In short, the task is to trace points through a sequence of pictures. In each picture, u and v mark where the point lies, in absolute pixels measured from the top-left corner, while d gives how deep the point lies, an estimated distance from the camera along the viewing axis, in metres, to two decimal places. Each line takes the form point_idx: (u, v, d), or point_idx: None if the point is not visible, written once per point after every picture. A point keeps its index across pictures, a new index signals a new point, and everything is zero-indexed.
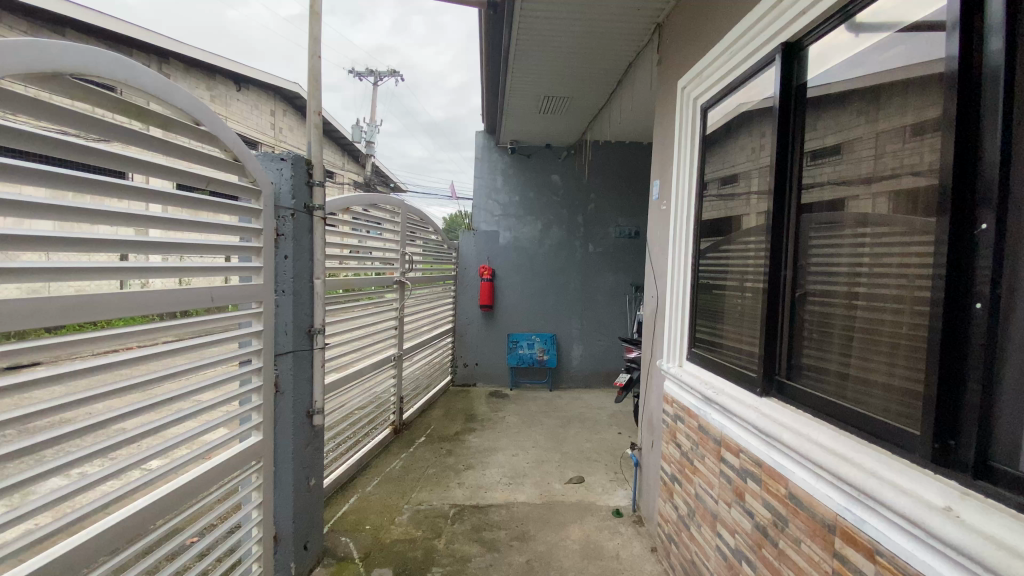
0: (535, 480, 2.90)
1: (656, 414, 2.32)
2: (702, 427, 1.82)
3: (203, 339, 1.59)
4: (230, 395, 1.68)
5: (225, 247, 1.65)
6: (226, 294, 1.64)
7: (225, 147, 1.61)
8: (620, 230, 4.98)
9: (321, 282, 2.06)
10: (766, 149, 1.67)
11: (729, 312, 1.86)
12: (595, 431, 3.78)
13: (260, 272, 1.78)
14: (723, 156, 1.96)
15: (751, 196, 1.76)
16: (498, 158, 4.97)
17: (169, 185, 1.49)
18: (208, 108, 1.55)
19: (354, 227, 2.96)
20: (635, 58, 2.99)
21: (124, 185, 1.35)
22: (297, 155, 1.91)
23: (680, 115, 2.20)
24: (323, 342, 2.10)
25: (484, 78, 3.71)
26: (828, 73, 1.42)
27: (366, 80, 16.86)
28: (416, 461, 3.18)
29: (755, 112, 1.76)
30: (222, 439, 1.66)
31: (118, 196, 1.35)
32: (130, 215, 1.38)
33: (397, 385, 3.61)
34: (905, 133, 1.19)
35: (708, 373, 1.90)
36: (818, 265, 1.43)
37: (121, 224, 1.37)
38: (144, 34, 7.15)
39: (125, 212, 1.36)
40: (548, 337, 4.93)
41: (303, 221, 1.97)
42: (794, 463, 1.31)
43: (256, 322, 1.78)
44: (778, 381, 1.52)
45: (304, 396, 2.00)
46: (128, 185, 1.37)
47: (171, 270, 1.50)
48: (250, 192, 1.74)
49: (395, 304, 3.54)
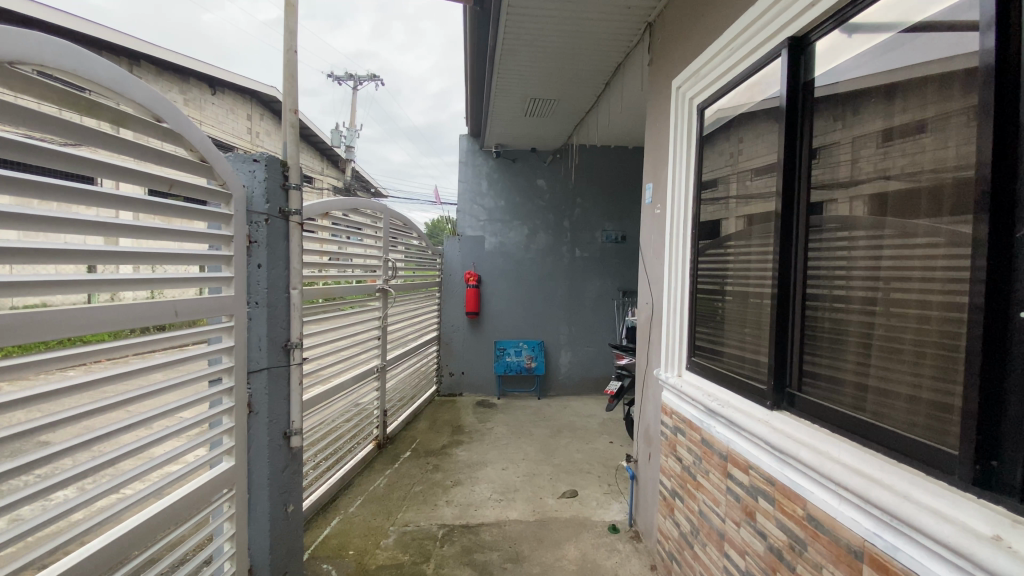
0: (527, 496, 2.78)
1: (653, 425, 2.24)
2: (705, 441, 1.73)
3: (171, 357, 1.45)
4: (202, 417, 1.53)
5: (194, 257, 1.51)
6: (192, 307, 1.48)
7: (189, 146, 1.45)
8: (606, 235, 4.92)
9: (298, 292, 1.89)
10: (770, 149, 1.59)
11: (732, 320, 1.78)
12: (586, 441, 3.68)
13: (231, 282, 1.63)
14: (723, 157, 1.89)
15: (753, 199, 1.69)
16: (482, 162, 4.87)
17: (139, 191, 1.35)
18: (170, 102, 1.40)
19: (334, 233, 2.83)
20: (624, 59, 2.92)
21: (92, 190, 1.21)
22: (271, 155, 1.77)
23: (676, 115, 2.12)
24: (301, 358, 1.94)
25: (468, 80, 3.60)
26: (832, 73, 1.36)
27: (345, 84, 16.64)
28: (402, 477, 3.03)
29: (755, 112, 1.68)
30: (192, 466, 1.51)
31: (83, 202, 1.22)
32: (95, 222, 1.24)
33: (380, 398, 3.47)
34: (877, 139, 1.25)
35: (709, 382, 1.82)
36: (832, 271, 1.35)
37: (81, 233, 1.23)
38: (113, 36, 6.89)
39: (84, 220, 1.21)
40: (535, 345, 4.82)
41: (278, 227, 1.81)
42: (813, 482, 1.23)
43: (226, 337, 1.64)
44: (789, 393, 1.43)
45: (282, 416, 1.84)
46: (91, 191, 1.22)
47: (140, 283, 1.35)
48: (221, 197, 1.59)
49: (378, 313, 3.40)
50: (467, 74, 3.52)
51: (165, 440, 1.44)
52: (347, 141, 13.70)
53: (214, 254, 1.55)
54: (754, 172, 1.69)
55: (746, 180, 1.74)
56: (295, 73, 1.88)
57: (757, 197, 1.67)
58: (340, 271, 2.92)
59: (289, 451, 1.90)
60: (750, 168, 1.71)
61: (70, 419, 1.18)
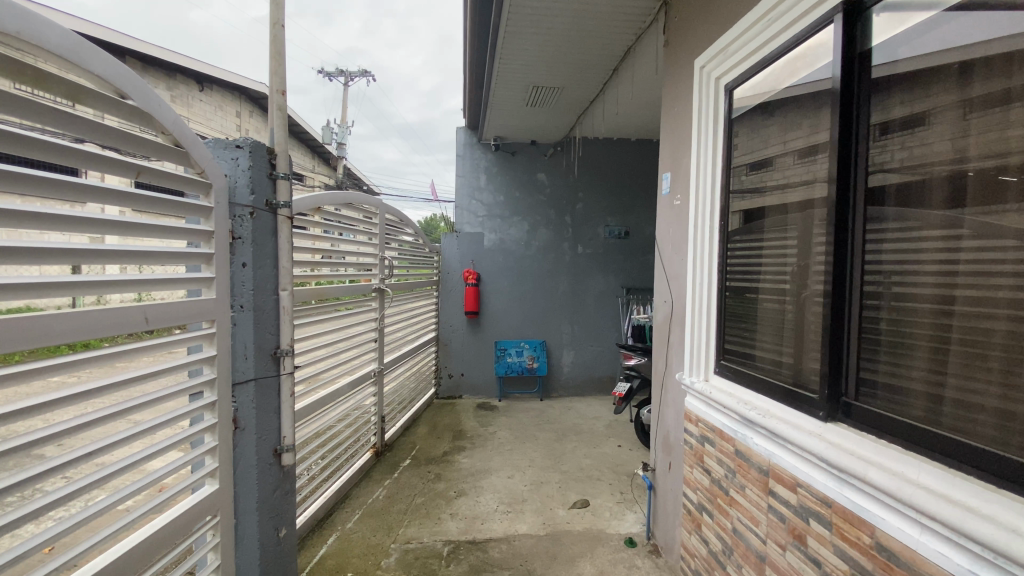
0: (536, 507, 2.63)
1: (675, 432, 2.08)
2: (740, 453, 1.58)
3: (142, 370, 1.27)
4: (181, 437, 1.35)
5: (173, 256, 1.30)
6: (163, 313, 1.28)
7: (161, 128, 1.25)
8: (609, 230, 4.76)
9: (287, 295, 1.67)
10: (823, 129, 1.40)
11: (768, 319, 1.64)
12: (594, 445, 3.53)
13: (212, 283, 1.43)
14: (757, 141, 1.71)
15: (792, 188, 1.55)
16: (480, 156, 4.69)
17: (126, 184, 1.20)
18: (138, 79, 1.20)
19: (326, 229, 2.65)
20: (635, 42, 2.75)
21: (80, 184, 1.08)
22: (256, 141, 1.55)
23: (699, 97, 1.94)
24: (292, 366, 1.73)
25: (467, 69, 3.41)
26: (892, 51, 1.21)
27: (336, 80, 16.32)
28: (402, 488, 2.86)
29: (797, 90, 1.52)
30: (173, 491, 1.34)
31: (68, 196, 1.08)
32: (84, 219, 1.11)
33: (378, 403, 3.28)
34: (920, 120, 1.16)
35: (741, 388, 1.67)
36: (897, 266, 1.19)
37: (71, 231, 1.09)
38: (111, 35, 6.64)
39: (69, 216, 1.06)
40: (537, 344, 4.66)
41: (265, 222, 1.60)
42: (886, 508, 1.08)
43: (208, 345, 1.45)
44: (845, 402, 1.27)
45: (272, 431, 1.64)
46: (73, 183, 1.07)
47: (134, 285, 1.22)
48: (200, 186, 1.39)
49: (375, 313, 3.22)
50: (466, 63, 3.35)
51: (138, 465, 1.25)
52: (338, 138, 13.45)
53: (195, 253, 1.35)
54: (768, 165, 1.66)
55: (740, 175, 1.77)
56: (282, 52, 1.69)
57: (803, 183, 1.50)
58: (336, 269, 2.74)
59: (281, 470, 1.70)
60: (766, 158, 1.67)
61: (26, 447, 0.99)
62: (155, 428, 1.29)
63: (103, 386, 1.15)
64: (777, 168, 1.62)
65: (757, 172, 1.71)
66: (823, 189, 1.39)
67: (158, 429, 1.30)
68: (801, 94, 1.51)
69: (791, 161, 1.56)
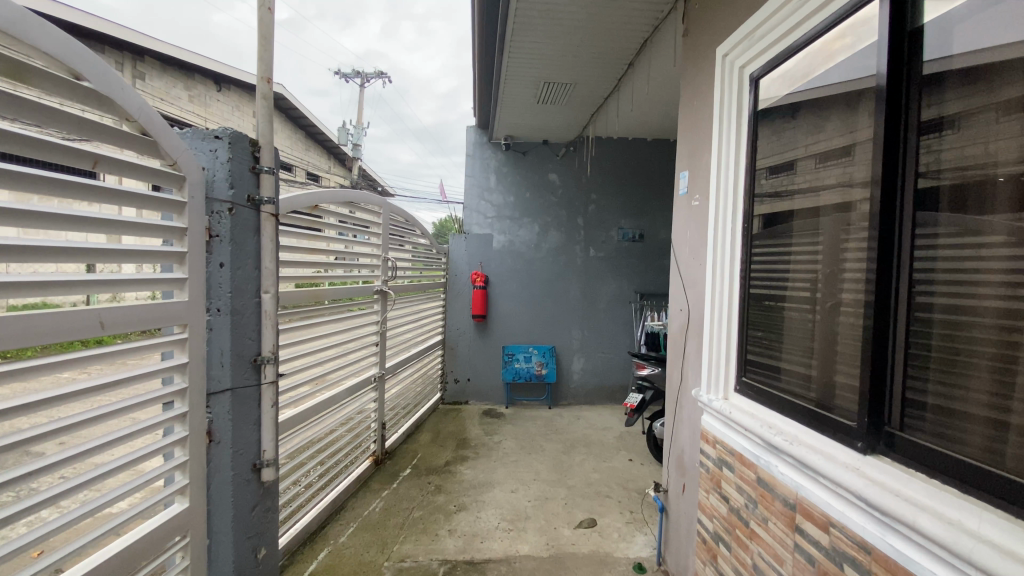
0: (540, 525, 2.47)
1: (690, 451, 1.92)
2: (762, 482, 1.41)
3: (101, 380, 1.14)
4: (148, 450, 1.24)
5: (154, 255, 1.23)
6: (122, 317, 1.15)
7: (123, 113, 1.15)
8: (622, 233, 4.60)
9: (269, 297, 1.57)
10: (866, 124, 1.23)
11: (798, 333, 1.47)
12: (603, 458, 3.37)
13: (185, 285, 1.32)
14: (789, 139, 1.54)
15: (825, 191, 1.39)
16: (490, 155, 4.57)
17: (143, 186, 1.22)
18: (88, 53, 1.08)
19: (341, 231, 2.69)
20: (652, 34, 2.60)
21: (98, 187, 1.09)
22: (238, 132, 1.44)
23: (721, 90, 1.77)
24: (275, 373, 1.61)
25: (476, 64, 3.30)
26: (944, 44, 1.04)
27: (352, 80, 16.34)
28: (400, 501, 2.73)
29: (833, 81, 1.35)
30: (139, 509, 1.22)
31: (85, 198, 1.09)
32: (102, 220, 1.12)
33: (379, 409, 3.13)
34: (990, 115, 0.98)
35: (765, 407, 1.51)
36: (953, 275, 1.02)
37: (84, 231, 1.09)
38: (132, 36, 6.65)
39: (87, 216, 1.08)
40: (546, 350, 4.53)
41: (247, 219, 1.48)
42: (938, 561, 0.91)
43: (180, 352, 1.33)
44: (887, 433, 1.10)
45: (251, 444, 1.52)
46: (89, 185, 1.08)
47: (142, 283, 1.20)
48: (172, 179, 1.28)
49: (378, 315, 3.07)
50: (475, 58, 3.24)
51: (99, 482, 1.13)
52: (353, 139, 13.46)
53: (167, 251, 1.25)
54: (800, 167, 1.49)
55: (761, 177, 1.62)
56: (269, 37, 1.57)
57: (839, 183, 1.33)
58: (342, 271, 2.63)
59: (260, 485, 1.58)
60: (798, 160, 1.50)
61: None
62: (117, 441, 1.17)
63: (59, 394, 1.04)
64: (810, 171, 1.46)
65: (777, 177, 1.58)
66: (865, 192, 1.21)
67: (122, 441, 1.18)
68: (839, 82, 1.33)
69: (810, 166, 1.46)
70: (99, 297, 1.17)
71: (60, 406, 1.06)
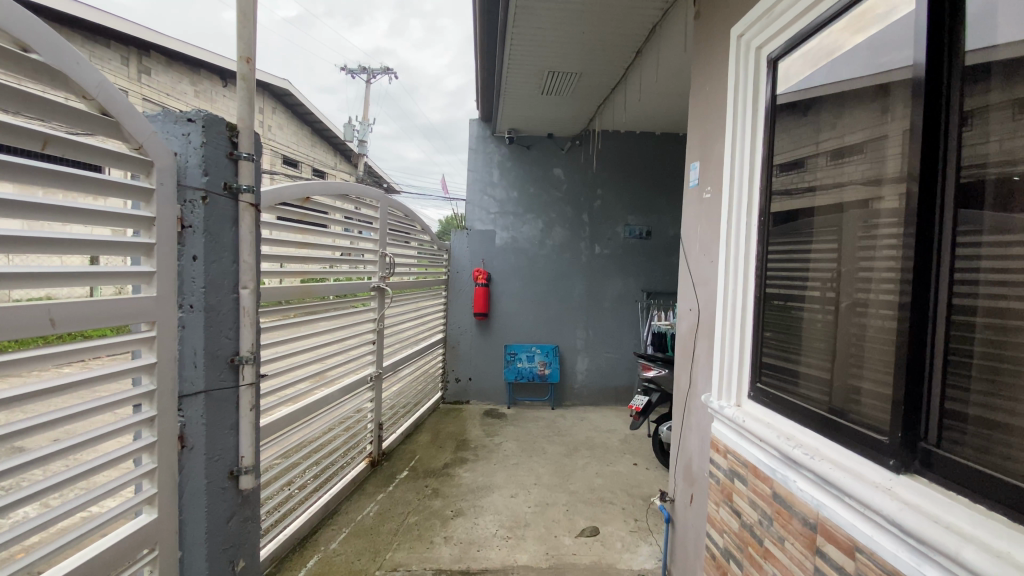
0: (539, 533, 2.37)
1: (699, 460, 1.80)
2: (779, 497, 1.30)
3: (60, 380, 1.06)
4: (113, 456, 1.15)
5: (123, 247, 1.16)
6: (78, 312, 1.06)
7: (81, 92, 1.06)
8: (629, 230, 4.47)
9: (248, 292, 1.46)
10: (899, 110, 1.10)
11: (819, 335, 1.36)
12: (608, 462, 3.25)
13: (153, 279, 1.23)
14: (807, 130, 1.41)
15: (849, 183, 1.26)
16: (494, 149, 4.45)
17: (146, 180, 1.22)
18: (41, 23, 0.98)
19: (346, 228, 2.60)
20: (661, 18, 2.48)
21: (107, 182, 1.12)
22: (212, 115, 1.34)
23: (735, 73, 1.63)
24: (254, 375, 1.51)
25: (477, 54, 3.18)
26: (985, 32, 0.91)
27: (358, 77, 16.23)
28: (395, 505, 2.63)
29: (861, 62, 1.21)
30: (103, 519, 1.13)
31: (93, 192, 1.11)
32: (114, 214, 1.14)
33: (377, 409, 3.03)
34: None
35: (782, 416, 1.39)
36: (996, 273, 0.89)
37: (96, 224, 1.12)
38: (138, 31, 6.57)
39: (101, 210, 1.11)
40: (549, 349, 4.42)
41: (223, 209, 1.39)
42: None
43: (147, 352, 1.24)
44: (923, 450, 0.97)
45: (228, 449, 1.43)
46: (98, 180, 1.10)
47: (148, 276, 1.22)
48: (138, 164, 1.20)
49: (374, 313, 2.92)
50: (476, 47, 3.12)
51: (57, 491, 1.05)
52: (359, 135, 13.37)
53: (134, 242, 1.17)
54: (819, 158, 1.37)
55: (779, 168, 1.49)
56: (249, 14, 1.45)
57: (867, 173, 1.20)
58: (346, 267, 2.58)
59: (238, 494, 1.49)
60: (817, 153, 1.37)
61: None
62: (78, 447, 1.09)
63: (14, 396, 0.96)
64: (833, 163, 1.32)
65: (793, 171, 1.45)
66: (898, 185, 1.09)
67: (84, 447, 1.10)
68: (868, 61, 1.19)
69: (830, 156, 1.33)
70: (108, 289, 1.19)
71: (15, 410, 0.98)
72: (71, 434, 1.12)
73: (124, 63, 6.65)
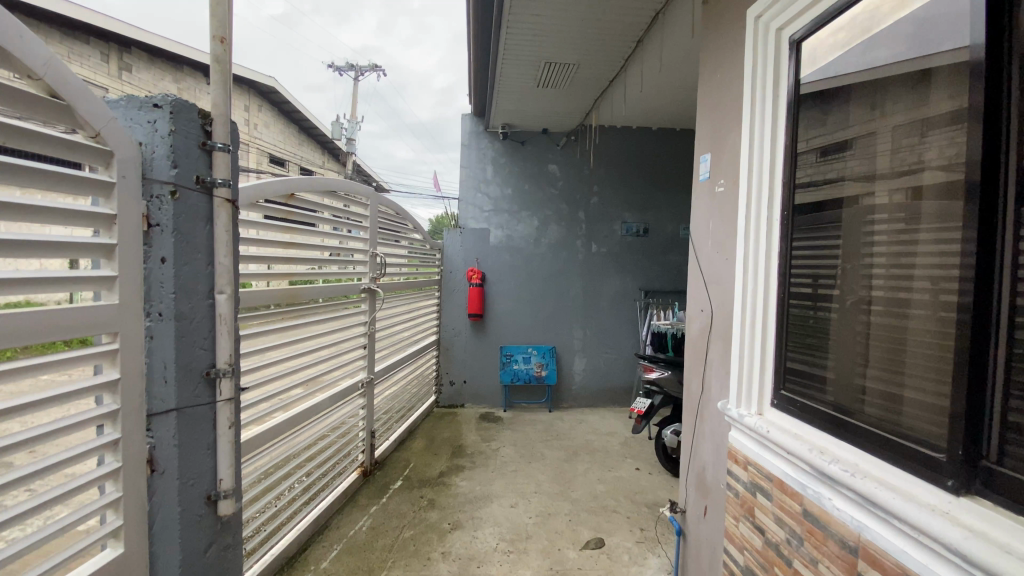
0: (543, 547, 2.25)
1: (715, 470, 1.70)
2: (810, 516, 1.19)
3: (10, 402, 0.91)
4: (72, 486, 1.01)
5: (73, 249, 1.01)
6: (23, 325, 0.92)
7: (25, 71, 0.91)
8: (626, 227, 4.37)
9: (225, 298, 1.32)
10: (948, 93, 0.99)
11: (848, 338, 1.25)
12: (609, 467, 3.14)
13: (114, 285, 1.09)
14: (834, 118, 1.30)
15: (885, 173, 1.16)
16: (487, 145, 4.31)
17: (106, 173, 1.08)
18: None
19: (334, 226, 2.46)
20: (664, 6, 2.37)
21: (80, 178, 1.01)
22: (180, 101, 1.20)
23: (754, 57, 1.51)
24: (232, 388, 1.37)
25: (470, 46, 3.04)
26: None
27: (345, 74, 15.97)
28: (389, 518, 2.50)
29: (902, 40, 1.08)
30: (59, 560, 0.99)
31: (51, 187, 0.98)
32: (74, 212, 1.01)
33: (368, 416, 2.89)
34: None
35: (810, 426, 1.28)
36: None
37: (59, 224, 1.00)
38: (117, 27, 6.26)
39: (72, 209, 1.00)
40: (546, 350, 4.31)
41: (195, 204, 1.25)
42: None
43: (109, 367, 1.10)
44: (986, 470, 0.86)
45: (204, 472, 1.30)
46: (66, 175, 0.99)
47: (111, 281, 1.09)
48: (96, 154, 1.06)
49: (365, 315, 2.78)
50: (469, 38, 2.98)
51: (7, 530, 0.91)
52: (348, 133, 13.14)
53: (90, 243, 1.03)
54: (849, 146, 1.26)
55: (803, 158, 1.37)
56: None
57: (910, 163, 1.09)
58: (336, 267, 2.44)
59: (216, 520, 1.35)
60: (846, 141, 1.27)
61: None
62: (32, 477, 0.95)
63: None
64: (865, 152, 1.22)
65: (818, 161, 1.34)
66: (950, 175, 0.98)
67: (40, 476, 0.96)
68: (910, 39, 1.07)
69: (863, 145, 1.22)
70: (80, 296, 1.09)
71: None
72: (25, 462, 0.98)
73: (104, 59, 6.33)
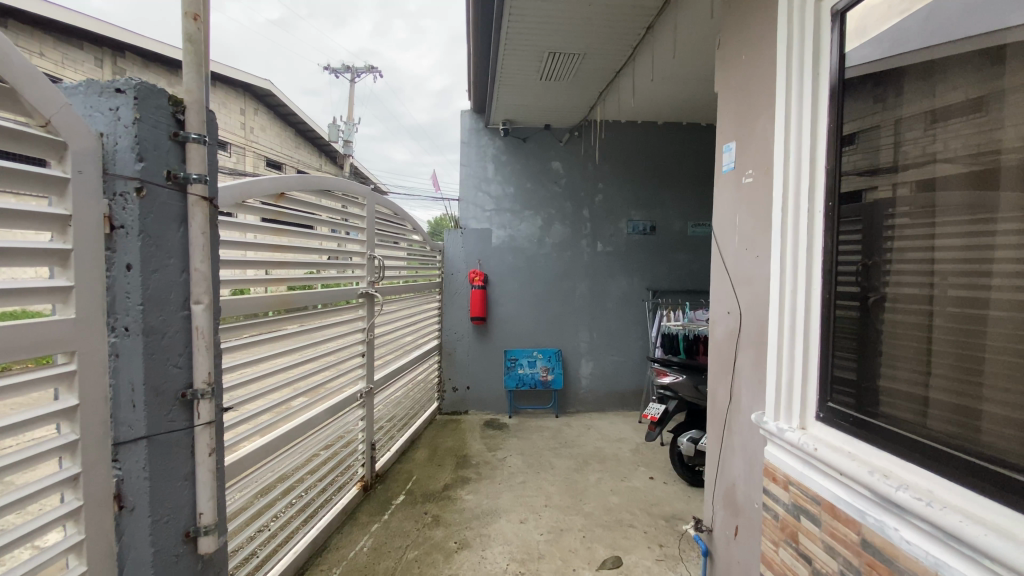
0: (557, 567, 2.10)
1: (750, 488, 1.55)
2: (871, 546, 1.05)
3: None
4: (25, 531, 0.87)
5: (20, 255, 0.87)
6: None
7: None
8: (632, 226, 4.23)
9: (203, 310, 1.18)
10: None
11: (909, 344, 1.12)
12: (622, 477, 3.00)
13: (71, 296, 0.95)
14: (885, 97, 1.15)
15: (950, 158, 1.03)
16: (488, 143, 4.17)
17: (61, 168, 0.94)
18: None
19: (333, 228, 2.34)
20: None
21: (29, 175, 0.87)
22: (146, 85, 1.06)
23: (790, 31, 1.37)
24: (214, 410, 1.22)
25: (470, 38, 2.90)
26: None
27: (342, 77, 15.82)
28: (393, 537, 2.35)
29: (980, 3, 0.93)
30: None
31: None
32: (21, 213, 0.87)
33: (368, 427, 2.74)
34: None
35: (864, 444, 1.13)
36: None
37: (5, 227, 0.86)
38: (112, 32, 6.13)
39: (21, 209, 0.86)
40: (551, 353, 4.17)
41: (167, 203, 1.10)
42: None
43: (67, 390, 0.96)
44: None
45: (181, 506, 1.15)
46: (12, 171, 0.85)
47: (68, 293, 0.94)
48: (47, 146, 0.91)
49: (364, 322, 2.62)
50: (469, 30, 2.83)
51: None
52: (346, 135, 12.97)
53: (42, 248, 0.89)
54: (904, 127, 1.12)
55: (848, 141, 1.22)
56: None
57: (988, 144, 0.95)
58: (338, 271, 2.31)
59: (198, 558, 1.21)
60: (901, 121, 1.13)
61: None
62: None
63: None
64: (926, 133, 1.08)
65: (866, 145, 1.19)
66: None
67: None
68: None
69: (921, 127, 1.09)
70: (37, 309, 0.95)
71: None
72: None
73: (98, 65, 6.22)
